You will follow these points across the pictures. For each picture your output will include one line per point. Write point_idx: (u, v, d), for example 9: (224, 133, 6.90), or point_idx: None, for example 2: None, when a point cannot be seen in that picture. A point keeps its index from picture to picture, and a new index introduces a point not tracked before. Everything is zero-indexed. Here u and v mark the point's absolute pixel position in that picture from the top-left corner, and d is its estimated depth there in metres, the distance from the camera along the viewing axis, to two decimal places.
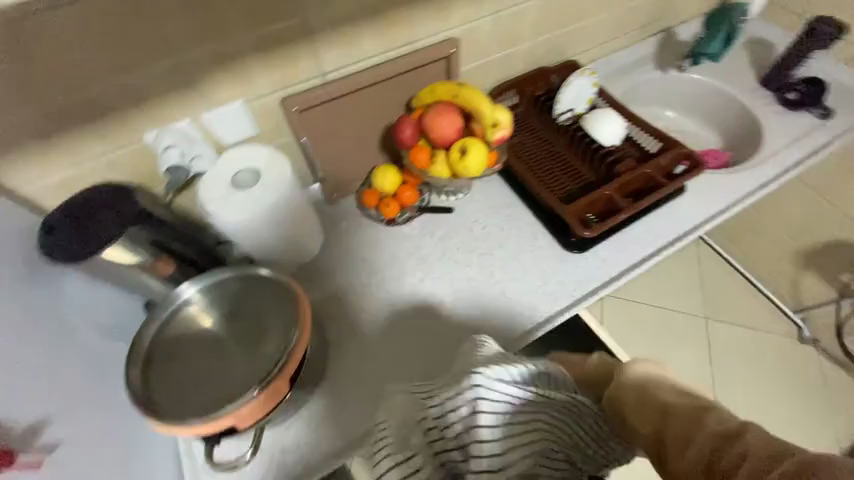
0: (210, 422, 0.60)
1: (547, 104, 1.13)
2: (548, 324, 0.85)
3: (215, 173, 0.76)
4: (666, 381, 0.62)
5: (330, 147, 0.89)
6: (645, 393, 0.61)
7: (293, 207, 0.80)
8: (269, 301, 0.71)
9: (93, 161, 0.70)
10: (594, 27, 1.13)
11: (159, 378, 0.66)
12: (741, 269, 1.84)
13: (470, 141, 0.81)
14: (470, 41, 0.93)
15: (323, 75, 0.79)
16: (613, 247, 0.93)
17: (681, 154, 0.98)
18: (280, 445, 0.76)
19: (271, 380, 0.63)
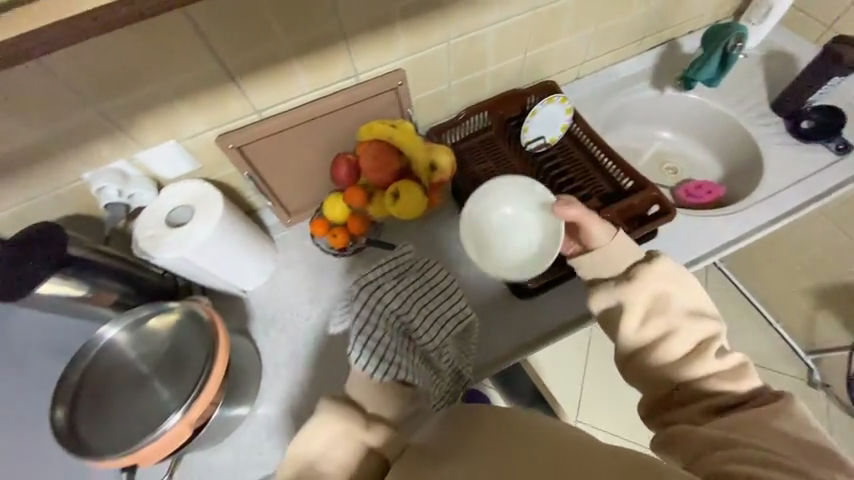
0: (124, 457, 0.61)
1: (516, 128, 1.07)
2: (494, 369, 0.84)
3: (154, 211, 0.78)
4: (674, 282, 0.62)
5: (275, 178, 0.90)
6: (657, 312, 0.60)
7: (231, 243, 0.82)
8: (191, 334, 0.73)
9: (38, 196, 0.74)
10: (576, 44, 1.04)
11: (87, 418, 0.67)
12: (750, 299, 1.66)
13: (405, 184, 0.77)
14: (424, 70, 0.88)
15: (259, 112, 0.79)
16: (564, 294, 0.88)
17: (651, 196, 0.90)
18: (207, 463, 0.80)
19: (190, 407, 0.66)
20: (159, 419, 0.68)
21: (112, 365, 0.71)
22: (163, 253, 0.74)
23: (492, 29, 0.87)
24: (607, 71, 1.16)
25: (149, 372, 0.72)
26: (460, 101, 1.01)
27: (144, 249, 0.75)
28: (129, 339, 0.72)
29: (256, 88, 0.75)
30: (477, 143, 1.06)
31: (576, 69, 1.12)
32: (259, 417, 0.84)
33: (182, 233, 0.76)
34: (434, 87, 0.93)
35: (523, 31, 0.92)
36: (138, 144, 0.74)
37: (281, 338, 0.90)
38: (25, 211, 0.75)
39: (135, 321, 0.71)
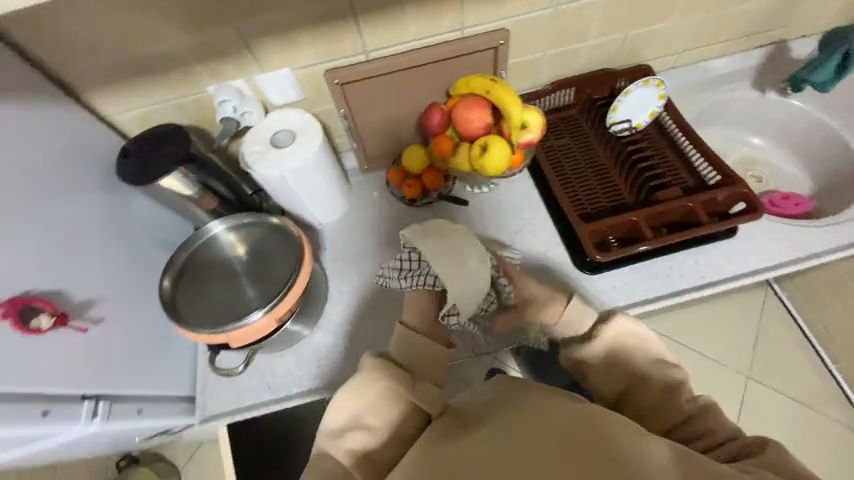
0: (217, 332, 0.71)
1: (602, 109, 1.05)
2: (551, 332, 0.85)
3: (259, 131, 0.85)
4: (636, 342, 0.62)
5: (364, 120, 0.95)
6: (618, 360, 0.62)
7: (319, 172, 0.87)
8: (280, 246, 0.81)
9: (166, 101, 0.82)
10: (680, 30, 1.01)
11: (184, 296, 0.76)
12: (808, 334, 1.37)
13: (494, 138, 0.80)
14: (525, 34, 0.89)
15: (366, 54, 0.84)
16: (630, 276, 0.88)
17: (739, 192, 0.89)
18: (270, 367, 0.87)
19: (274, 304, 0.74)
20: (244, 311, 0.76)
21: (211, 257, 0.81)
22: (264, 169, 0.82)
23: (601, 1, 0.87)
24: (706, 65, 1.11)
25: (240, 270, 0.81)
26: (551, 73, 1.02)
27: (249, 164, 0.83)
28: (230, 237, 0.82)
29: (370, 28, 0.80)
30: (558, 119, 1.06)
31: (674, 59, 1.09)
32: (319, 339, 0.90)
33: (284, 156, 0.83)
34: (531, 54, 0.94)
35: (630, 9, 0.91)
36: (257, 66, 0.81)
37: (348, 271, 0.96)
38: (152, 114, 0.84)
39: (238, 222, 0.82)
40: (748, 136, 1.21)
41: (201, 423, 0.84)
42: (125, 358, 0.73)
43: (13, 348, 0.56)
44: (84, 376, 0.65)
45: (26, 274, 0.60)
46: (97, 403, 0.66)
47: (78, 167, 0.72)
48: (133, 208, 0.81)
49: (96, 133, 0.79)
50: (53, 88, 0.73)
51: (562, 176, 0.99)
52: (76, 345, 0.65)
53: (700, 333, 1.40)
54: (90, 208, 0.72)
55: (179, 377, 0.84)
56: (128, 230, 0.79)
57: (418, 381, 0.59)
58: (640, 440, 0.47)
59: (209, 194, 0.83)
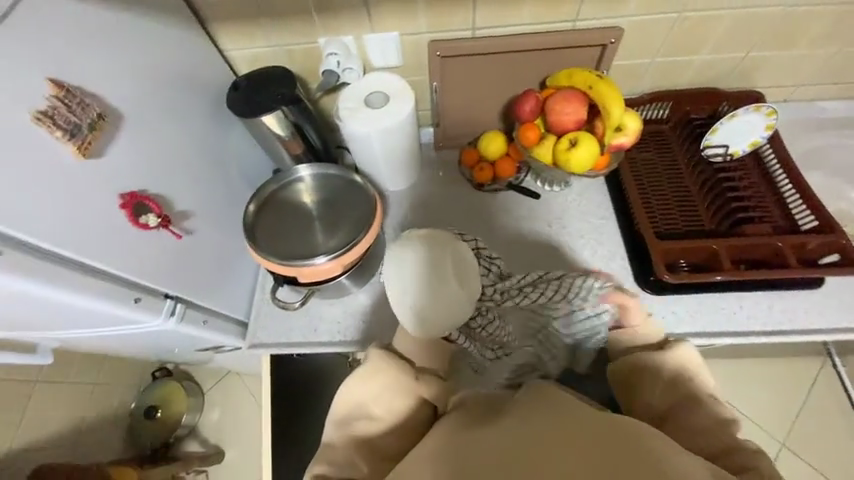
0: (290, 266, 0.76)
1: (697, 130, 1.00)
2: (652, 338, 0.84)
3: (355, 88, 0.88)
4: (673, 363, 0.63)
5: (453, 97, 0.96)
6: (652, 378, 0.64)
7: (402, 139, 0.90)
8: (355, 200, 0.86)
9: (279, 45, 0.87)
10: (805, 61, 0.93)
11: (264, 227, 0.83)
12: None
13: (586, 135, 0.79)
14: (637, 37, 0.87)
15: (473, 30, 0.85)
16: (693, 305, 0.84)
17: (837, 243, 0.82)
18: (319, 313, 0.92)
19: (343, 252, 0.78)
20: (313, 252, 0.81)
21: (291, 197, 0.87)
22: (354, 124, 0.85)
23: (728, 15, 0.83)
24: (824, 105, 1.03)
25: (314, 214, 0.86)
26: (652, 83, 0.98)
27: (341, 117, 0.86)
28: (311, 184, 0.88)
29: (486, 5, 0.81)
30: (647, 132, 1.02)
31: (789, 91, 1.01)
32: (365, 298, 0.93)
33: (375, 116, 0.85)
34: (638, 58, 0.91)
35: (756, 29, 0.86)
36: (369, 26, 0.84)
37: (405, 240, 0.98)
38: (264, 55, 0.89)
39: (322, 171, 0.88)
40: (851, 191, 1.10)
41: (249, 348, 0.90)
42: (202, 271, 0.79)
43: (125, 236, 0.63)
44: (171, 278, 0.72)
45: (145, 174, 0.67)
46: (175, 304, 0.73)
47: (196, 90, 0.78)
48: (230, 139, 0.87)
49: (214, 63, 0.85)
50: (189, 14, 0.79)
51: (640, 190, 0.95)
52: (170, 248, 0.71)
53: (736, 383, 1.28)
54: (199, 129, 0.78)
55: (237, 302, 0.90)
56: (223, 157, 0.86)
57: (423, 371, 0.64)
58: (689, 458, 0.46)
59: (299, 139, 0.87)
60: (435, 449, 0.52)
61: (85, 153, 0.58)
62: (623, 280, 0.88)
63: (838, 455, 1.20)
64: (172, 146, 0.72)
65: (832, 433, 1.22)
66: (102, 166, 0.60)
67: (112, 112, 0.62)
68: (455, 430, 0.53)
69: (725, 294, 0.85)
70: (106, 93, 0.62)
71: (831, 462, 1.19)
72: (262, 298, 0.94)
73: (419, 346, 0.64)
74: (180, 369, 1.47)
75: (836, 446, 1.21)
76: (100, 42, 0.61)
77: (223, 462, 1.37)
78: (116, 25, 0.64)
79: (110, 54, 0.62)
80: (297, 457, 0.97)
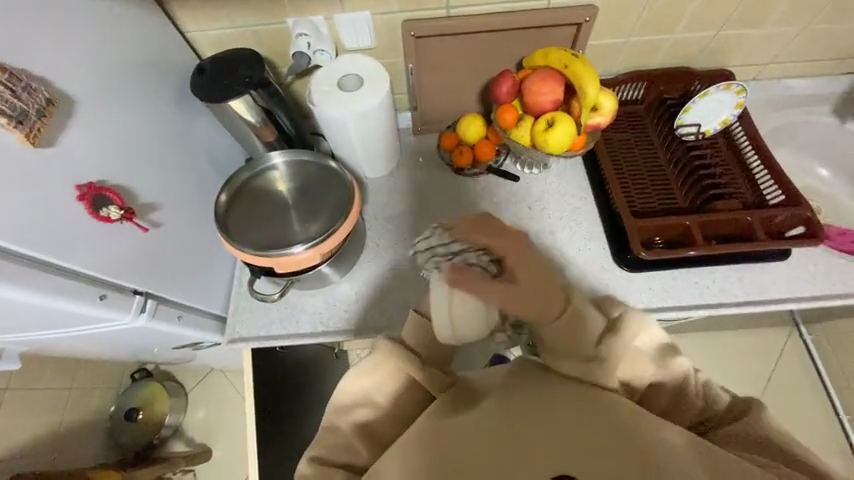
0: (266, 256, 0.74)
1: (671, 109, 1.01)
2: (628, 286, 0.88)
3: (327, 70, 0.85)
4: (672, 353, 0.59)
5: (430, 79, 0.94)
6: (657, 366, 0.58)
7: (378, 122, 0.87)
8: (332, 187, 0.83)
9: (244, 26, 0.83)
10: (773, 39, 0.95)
11: (238, 218, 0.80)
12: (825, 380, 1.30)
13: (562, 115, 0.79)
14: (612, 14, 0.86)
15: (448, 9, 0.83)
16: (669, 281, 0.87)
17: (802, 216, 0.86)
18: (300, 303, 0.90)
19: (321, 240, 0.76)
20: (291, 242, 0.79)
21: (265, 186, 0.84)
22: (328, 109, 0.82)
23: None
24: (790, 82, 1.06)
25: (290, 203, 0.83)
26: (627, 63, 0.98)
27: (314, 101, 0.83)
28: (286, 171, 0.85)
29: None
30: (623, 113, 1.03)
31: (758, 70, 1.03)
32: (347, 287, 0.91)
33: (349, 99, 0.83)
34: (612, 37, 0.91)
35: (727, 6, 0.87)
36: (340, 5, 0.81)
37: (386, 226, 0.97)
38: (229, 37, 0.85)
39: (296, 158, 0.85)
40: (814, 166, 1.15)
41: (229, 343, 0.88)
42: (174, 265, 0.76)
43: (86, 230, 0.60)
44: (139, 273, 0.69)
45: (105, 163, 0.63)
46: (146, 301, 0.70)
47: (157, 75, 0.74)
48: (197, 126, 0.83)
49: (176, 46, 0.81)
50: None
51: (617, 170, 0.96)
52: (137, 242, 0.68)
53: (712, 356, 1.33)
54: (162, 116, 0.74)
55: (214, 296, 0.88)
56: (191, 146, 0.82)
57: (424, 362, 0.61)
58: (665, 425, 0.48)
59: (271, 124, 0.84)
60: (418, 435, 0.50)
61: (35, 141, 0.54)
62: (602, 259, 0.90)
63: (803, 417, 1.27)
64: (134, 135, 0.69)
65: (797, 396, 1.29)
66: (56, 156, 0.57)
67: (64, 97, 0.58)
68: (436, 416, 0.52)
69: (699, 269, 0.87)
70: (55, 77, 0.57)
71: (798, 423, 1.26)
72: (240, 292, 0.91)
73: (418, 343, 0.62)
74: (161, 370, 1.44)
75: (801, 408, 1.28)
76: (47, 20, 0.57)
77: (211, 460, 1.35)
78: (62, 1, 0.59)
79: (57, 34, 0.58)
80: (285, 449, 0.96)
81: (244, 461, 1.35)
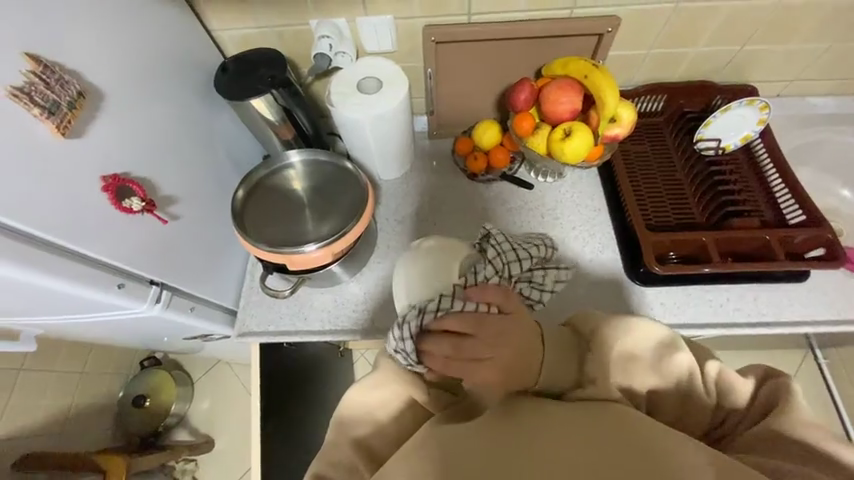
0: (279, 253, 0.75)
1: (691, 123, 1.00)
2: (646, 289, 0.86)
3: (348, 73, 0.86)
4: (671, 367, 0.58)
5: (448, 84, 0.95)
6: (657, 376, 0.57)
7: (395, 125, 0.88)
8: (346, 187, 0.84)
9: (268, 27, 0.85)
10: (800, 56, 0.94)
11: (254, 214, 0.82)
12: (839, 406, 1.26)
13: (580, 125, 0.78)
14: (634, 26, 0.86)
15: (469, 16, 0.84)
16: (681, 296, 0.85)
17: (823, 237, 0.84)
18: (309, 301, 0.91)
19: (333, 240, 0.77)
20: (303, 240, 0.80)
21: (281, 184, 0.86)
22: (346, 110, 0.83)
23: (724, 7, 0.82)
24: (814, 100, 1.04)
25: (305, 201, 0.84)
26: (647, 75, 0.97)
27: (333, 102, 0.84)
28: (302, 170, 0.87)
29: None
30: (641, 125, 1.02)
31: (782, 86, 1.02)
32: (357, 288, 0.92)
33: (368, 102, 0.83)
34: (633, 48, 0.91)
35: (752, 21, 0.86)
36: (363, 8, 0.82)
37: (398, 228, 0.97)
38: (253, 37, 0.87)
39: (312, 157, 0.86)
40: (837, 186, 1.12)
41: (238, 337, 0.89)
42: (189, 258, 0.78)
43: (109, 220, 0.62)
44: (156, 264, 0.70)
45: (129, 156, 0.65)
46: (161, 291, 0.72)
47: (182, 70, 0.76)
48: (218, 122, 0.85)
49: (201, 43, 0.83)
50: None
51: (633, 182, 0.95)
52: (155, 233, 0.70)
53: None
54: (184, 111, 0.76)
55: (225, 289, 0.89)
56: (211, 142, 0.84)
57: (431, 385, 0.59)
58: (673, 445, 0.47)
59: (289, 124, 0.85)
60: (422, 441, 0.50)
61: (65, 133, 0.55)
62: (614, 271, 0.89)
63: None
64: (158, 129, 0.70)
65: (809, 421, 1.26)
66: (84, 147, 0.58)
67: (94, 91, 0.60)
68: (441, 423, 0.52)
69: (713, 285, 0.86)
70: (87, 71, 0.59)
71: None
72: (252, 287, 0.93)
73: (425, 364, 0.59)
74: (169, 359, 1.46)
75: None
76: (82, 16, 0.59)
77: (213, 451, 1.37)
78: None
79: (91, 30, 0.60)
80: (287, 444, 0.97)
81: (246, 453, 1.36)
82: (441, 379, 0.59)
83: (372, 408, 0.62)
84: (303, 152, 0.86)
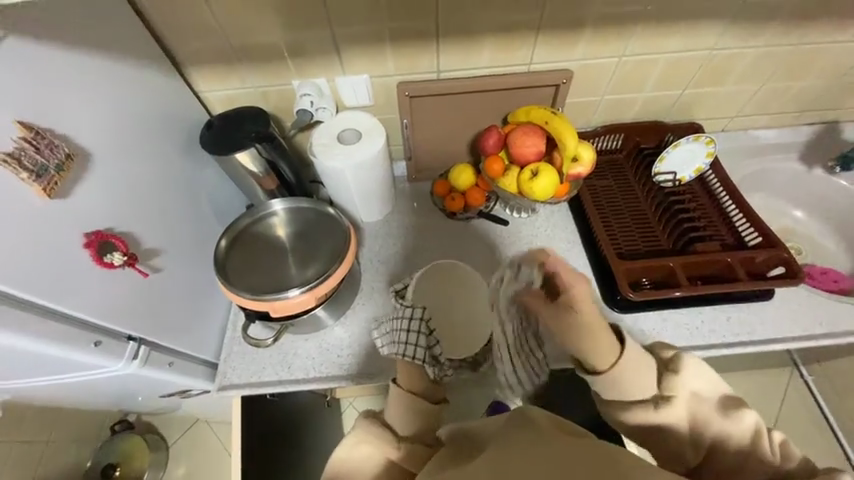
0: (260, 300, 0.76)
1: (648, 158, 1.08)
2: (624, 317, 0.89)
3: (329, 126, 0.92)
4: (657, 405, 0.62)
5: (423, 132, 1.01)
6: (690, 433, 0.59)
7: (375, 171, 0.92)
8: (328, 231, 0.87)
9: (253, 87, 0.91)
10: (736, 96, 1.05)
11: (236, 263, 0.83)
12: (834, 425, 1.26)
13: (545, 165, 0.85)
14: (587, 76, 0.96)
15: (438, 72, 0.92)
16: (658, 322, 0.88)
17: (780, 256, 0.90)
18: (293, 349, 0.89)
19: (315, 285, 0.78)
20: (286, 286, 0.81)
21: (266, 233, 0.88)
22: (327, 160, 0.88)
23: (663, 58, 0.93)
24: (755, 133, 1.15)
25: (288, 247, 0.86)
26: (604, 117, 1.07)
27: (315, 153, 0.89)
28: (285, 217, 0.89)
29: (448, 50, 0.88)
30: (603, 162, 1.10)
31: (726, 122, 1.12)
32: (343, 331, 0.91)
33: (348, 151, 0.88)
34: (589, 95, 1.00)
35: (690, 68, 0.96)
36: (341, 69, 0.89)
37: (383, 270, 0.99)
38: (238, 96, 0.93)
39: (295, 205, 0.89)
40: (790, 208, 1.21)
41: (219, 390, 0.86)
42: (171, 310, 0.78)
43: (89, 276, 0.62)
44: (136, 318, 0.69)
45: (114, 212, 0.67)
46: (139, 346, 0.70)
47: (169, 130, 0.80)
48: (201, 176, 0.88)
49: (188, 104, 0.88)
50: (167, 61, 0.83)
51: (601, 214, 1.01)
52: (135, 287, 0.70)
53: None
54: (169, 167, 0.79)
55: (207, 340, 0.87)
56: (194, 194, 0.86)
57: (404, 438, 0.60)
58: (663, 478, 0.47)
59: (271, 174, 0.89)
60: None
61: (51, 194, 0.57)
62: (593, 300, 0.91)
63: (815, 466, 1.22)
64: (143, 186, 0.73)
65: (807, 443, 1.25)
66: (68, 206, 0.60)
67: (82, 153, 0.62)
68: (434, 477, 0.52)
69: (687, 309, 0.89)
70: (78, 134, 0.62)
71: None
72: (233, 338, 0.91)
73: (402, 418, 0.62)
74: (143, 421, 1.38)
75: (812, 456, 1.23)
76: (82, 88, 0.63)
77: None
78: (93, 69, 0.65)
79: (85, 99, 0.64)
80: None
81: None
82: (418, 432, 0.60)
83: (362, 459, 0.60)
84: (284, 201, 0.89)
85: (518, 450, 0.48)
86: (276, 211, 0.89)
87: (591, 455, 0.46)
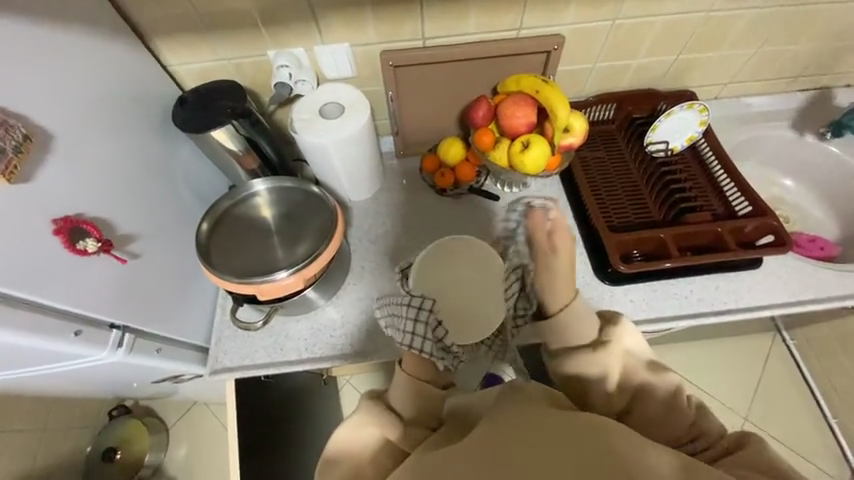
0: (246, 284, 0.74)
1: (640, 128, 1.06)
2: (615, 289, 0.89)
3: (309, 100, 0.87)
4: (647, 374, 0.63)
5: (409, 105, 0.97)
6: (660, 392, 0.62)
7: (360, 147, 0.89)
8: (315, 211, 0.84)
9: (226, 59, 0.86)
10: (730, 61, 1.02)
11: (220, 245, 0.80)
12: (812, 386, 1.31)
13: (537, 137, 0.82)
14: (579, 42, 0.92)
15: (423, 40, 0.87)
16: (648, 293, 0.89)
17: (769, 225, 0.90)
18: (284, 331, 0.89)
19: (303, 266, 0.76)
20: (273, 268, 0.79)
21: (250, 214, 0.85)
22: (309, 136, 0.84)
23: (657, 21, 0.89)
24: (748, 100, 1.13)
25: (273, 229, 0.84)
26: (596, 86, 1.04)
27: (297, 129, 0.85)
28: (269, 198, 0.86)
29: (433, 15, 0.83)
30: (595, 132, 1.07)
31: (719, 88, 1.10)
32: (334, 311, 0.90)
33: (331, 126, 0.84)
34: (581, 62, 0.96)
35: (684, 32, 0.93)
36: (319, 38, 0.84)
37: (373, 249, 0.97)
38: (211, 69, 0.87)
39: (278, 184, 0.86)
40: (780, 177, 1.21)
41: (211, 374, 0.85)
42: (154, 296, 0.75)
43: (62, 264, 0.59)
44: (117, 306, 0.67)
45: (84, 196, 0.63)
46: (123, 335, 0.68)
47: (137, 107, 0.75)
48: (177, 157, 0.84)
49: (157, 79, 0.82)
50: (130, 32, 0.77)
51: (592, 187, 0.99)
52: (114, 273, 0.67)
53: (701, 366, 1.34)
54: (140, 147, 0.75)
55: (195, 325, 0.86)
56: (171, 177, 0.82)
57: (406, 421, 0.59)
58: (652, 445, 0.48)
59: (251, 152, 0.85)
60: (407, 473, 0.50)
61: (11, 178, 0.53)
62: (584, 273, 0.91)
63: (793, 423, 1.28)
64: (114, 168, 0.69)
65: (787, 403, 1.30)
66: (32, 191, 0.56)
67: (42, 133, 0.58)
68: (427, 452, 0.52)
69: (677, 280, 0.90)
70: (35, 113, 0.58)
71: (788, 431, 1.27)
72: (223, 322, 0.89)
73: (404, 399, 0.61)
74: (141, 405, 1.38)
75: (790, 414, 1.29)
76: (35, 60, 0.58)
77: None
78: (46, 40, 0.60)
79: (40, 73, 0.59)
80: None
81: None
82: (418, 413, 0.60)
83: (356, 438, 0.60)
84: (266, 181, 0.86)
85: (510, 424, 0.49)
86: (259, 192, 0.86)
87: (583, 426, 0.46)
